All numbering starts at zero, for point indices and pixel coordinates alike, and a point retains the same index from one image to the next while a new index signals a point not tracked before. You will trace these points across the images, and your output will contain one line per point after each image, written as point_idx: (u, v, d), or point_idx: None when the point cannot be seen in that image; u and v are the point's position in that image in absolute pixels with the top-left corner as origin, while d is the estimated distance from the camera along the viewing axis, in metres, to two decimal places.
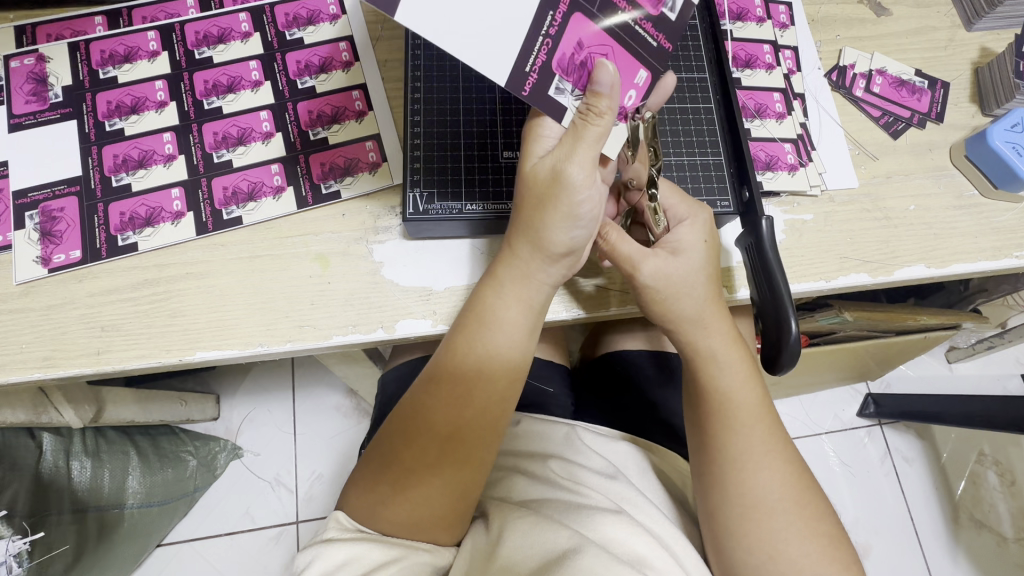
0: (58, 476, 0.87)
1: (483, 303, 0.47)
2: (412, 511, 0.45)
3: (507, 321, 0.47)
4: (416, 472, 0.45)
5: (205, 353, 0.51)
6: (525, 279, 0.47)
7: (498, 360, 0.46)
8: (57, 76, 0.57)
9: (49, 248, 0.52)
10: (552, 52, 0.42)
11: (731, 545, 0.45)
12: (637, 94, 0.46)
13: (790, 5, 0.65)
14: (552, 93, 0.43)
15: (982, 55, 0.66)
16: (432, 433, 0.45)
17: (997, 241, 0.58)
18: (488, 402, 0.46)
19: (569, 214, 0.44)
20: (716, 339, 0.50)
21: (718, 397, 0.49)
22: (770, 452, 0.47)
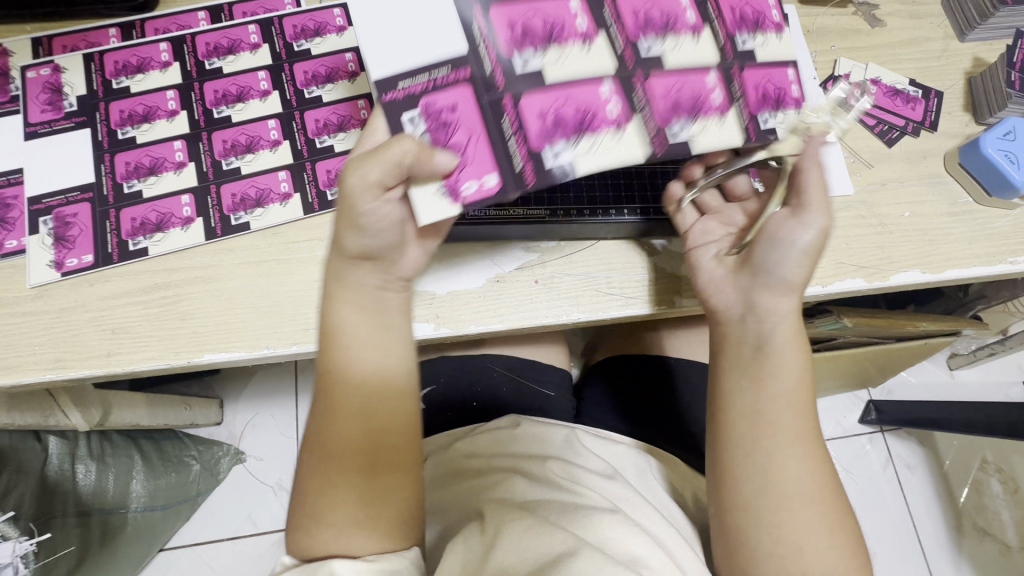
0: (64, 479, 0.87)
1: (328, 316, 0.48)
2: (342, 528, 0.47)
3: (352, 332, 0.48)
4: (336, 493, 0.47)
5: (212, 355, 0.52)
6: (344, 287, 0.47)
7: (380, 374, 0.49)
8: (72, 85, 0.59)
9: (62, 253, 0.54)
10: (429, 91, 0.42)
11: (752, 540, 0.46)
12: (476, 193, 0.42)
13: (786, 16, 0.67)
14: (404, 122, 0.42)
15: (976, 65, 0.67)
16: (349, 452, 0.47)
17: (991, 247, 0.59)
18: (382, 406, 0.49)
19: (368, 227, 0.43)
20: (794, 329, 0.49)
21: (794, 390, 0.48)
22: (794, 444, 0.47)
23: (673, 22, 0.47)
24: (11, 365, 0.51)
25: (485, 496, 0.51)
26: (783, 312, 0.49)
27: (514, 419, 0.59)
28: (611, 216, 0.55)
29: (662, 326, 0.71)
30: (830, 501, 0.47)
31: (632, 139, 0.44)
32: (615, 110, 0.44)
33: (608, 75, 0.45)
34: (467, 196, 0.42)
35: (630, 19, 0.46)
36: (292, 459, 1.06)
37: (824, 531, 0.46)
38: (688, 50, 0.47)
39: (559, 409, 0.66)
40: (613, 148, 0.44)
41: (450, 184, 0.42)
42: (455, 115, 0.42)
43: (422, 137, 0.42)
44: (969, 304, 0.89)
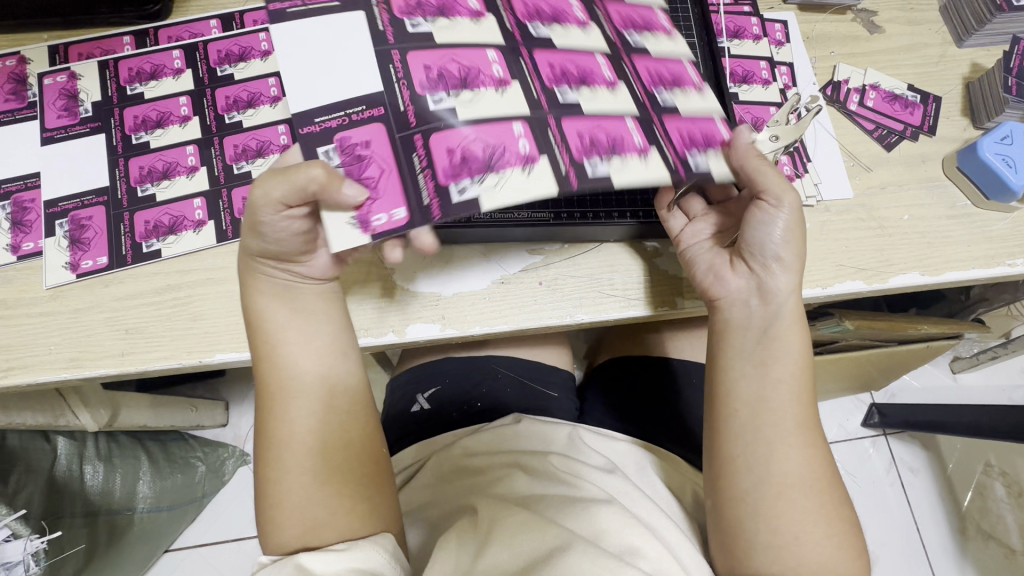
0: (72, 480, 0.89)
1: (254, 316, 0.50)
2: (305, 520, 0.48)
3: (281, 330, 0.50)
4: (287, 491, 0.48)
5: (224, 355, 0.53)
6: (274, 292, 0.50)
7: (311, 366, 0.50)
8: (87, 92, 0.60)
9: (78, 254, 0.55)
10: (346, 128, 0.44)
11: (750, 528, 0.47)
12: (386, 224, 0.42)
13: (786, 23, 0.68)
14: (320, 155, 0.44)
15: (973, 70, 0.68)
16: (292, 445, 0.49)
17: (990, 250, 0.60)
18: (334, 402, 0.51)
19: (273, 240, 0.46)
20: (789, 312, 0.49)
21: (784, 371, 0.49)
22: (795, 436, 0.48)
23: (588, 79, 0.49)
24: (27, 364, 0.52)
25: (487, 492, 0.52)
26: (786, 293, 0.49)
27: (516, 416, 0.60)
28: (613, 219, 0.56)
29: (664, 328, 0.72)
30: (828, 497, 0.48)
31: (541, 167, 0.44)
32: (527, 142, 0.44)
33: (518, 113, 0.46)
34: (378, 227, 0.42)
35: (550, 72, 0.48)
36: None
37: (822, 525, 0.47)
38: (607, 98, 0.49)
39: (563, 409, 0.67)
40: (522, 181, 0.43)
41: (361, 214, 0.42)
42: (369, 149, 0.44)
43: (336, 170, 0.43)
44: (970, 307, 0.89)
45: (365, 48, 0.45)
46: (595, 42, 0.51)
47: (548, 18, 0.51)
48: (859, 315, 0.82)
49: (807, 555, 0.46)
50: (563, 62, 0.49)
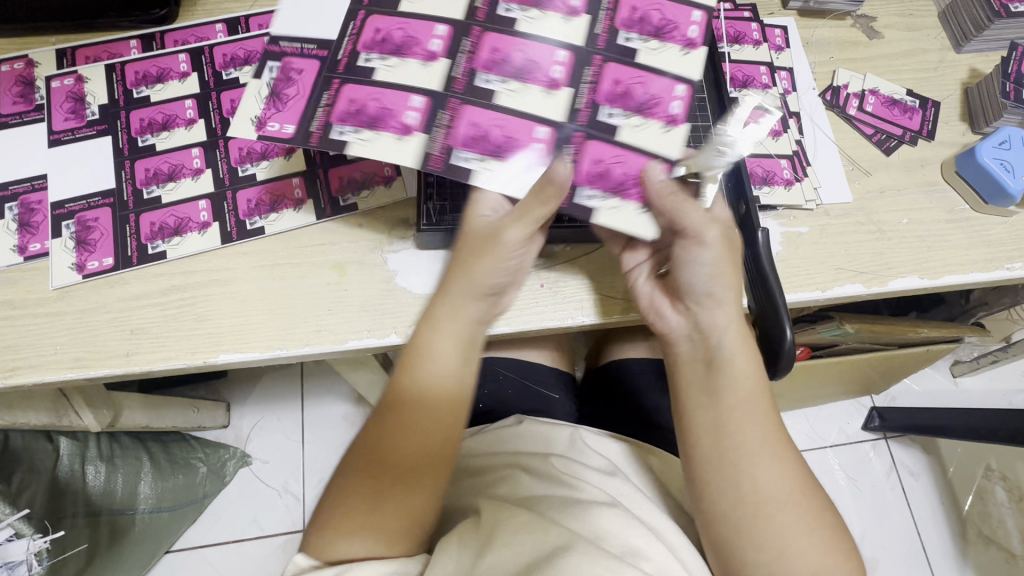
0: (75, 480, 0.89)
1: (420, 340, 0.49)
2: (363, 536, 0.45)
3: (443, 353, 0.49)
4: (363, 503, 0.46)
5: (228, 356, 0.54)
6: (455, 313, 0.50)
7: (438, 388, 0.48)
8: (94, 95, 0.61)
9: (83, 255, 0.56)
10: (355, 90, 0.48)
11: (738, 543, 0.46)
12: (474, 157, 0.47)
13: (786, 28, 0.69)
14: (337, 135, 0.46)
15: (972, 76, 0.69)
16: (382, 462, 0.47)
17: (988, 254, 0.60)
18: (425, 424, 0.48)
19: (489, 267, 0.49)
20: (727, 330, 0.48)
21: (728, 386, 0.48)
22: (759, 451, 0.47)
23: (648, 102, 0.50)
24: (32, 364, 0.52)
25: (487, 494, 0.53)
26: (726, 322, 0.48)
27: (518, 417, 0.61)
28: None
29: None
30: (828, 501, 0.48)
31: (641, 137, 0.49)
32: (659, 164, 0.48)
33: (553, 118, 0.49)
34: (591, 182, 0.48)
35: (604, 83, 0.50)
36: (298, 462, 1.07)
37: (815, 528, 0.46)
38: (655, 130, 0.49)
39: (564, 412, 0.67)
40: (513, 176, 0.47)
41: (445, 147, 0.47)
42: (381, 100, 0.47)
43: (359, 134, 0.46)
44: (970, 311, 0.89)
45: (427, 78, 0.49)
46: (671, 64, 0.50)
47: (619, 27, 0.51)
48: (859, 319, 0.82)
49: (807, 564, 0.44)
50: (616, 75, 0.50)
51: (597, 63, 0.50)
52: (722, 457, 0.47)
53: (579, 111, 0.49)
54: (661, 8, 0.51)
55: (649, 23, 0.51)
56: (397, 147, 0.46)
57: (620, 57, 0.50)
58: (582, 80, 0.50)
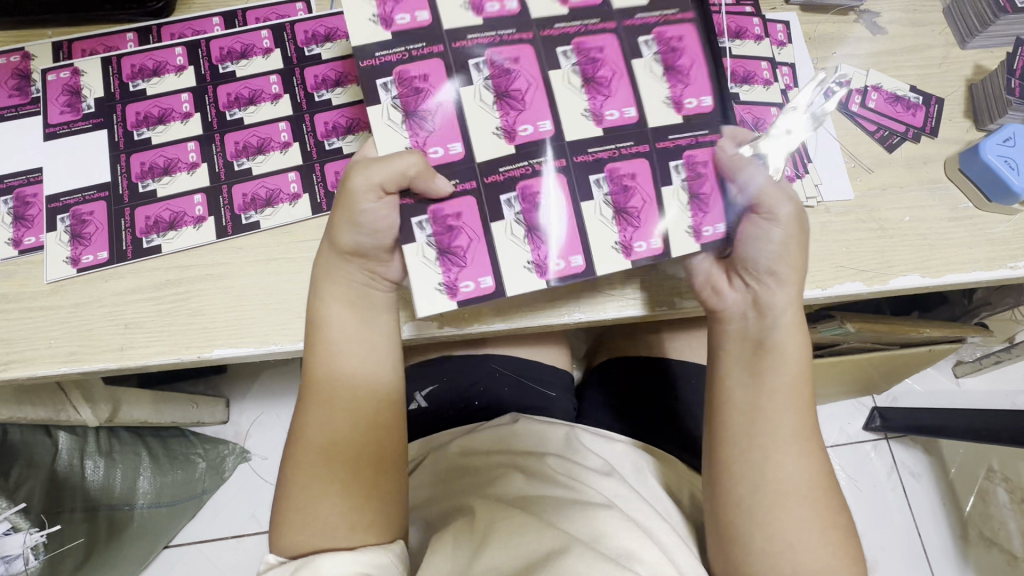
0: (73, 475, 0.89)
1: (320, 330, 0.50)
2: (315, 526, 0.48)
3: (343, 340, 0.50)
4: (309, 494, 0.48)
5: (223, 351, 0.53)
6: (338, 280, 0.50)
7: (350, 378, 0.50)
8: (90, 88, 0.61)
9: (78, 249, 0.55)
10: (404, 62, 0.46)
11: (744, 533, 0.47)
12: (442, 158, 0.46)
13: (788, 24, 0.68)
14: (377, 85, 0.46)
15: (977, 73, 0.68)
16: (311, 452, 0.49)
17: (992, 252, 0.59)
18: (341, 410, 0.50)
19: (357, 223, 0.46)
20: (782, 316, 0.49)
21: (772, 372, 0.49)
22: (790, 443, 0.48)
23: (544, 239, 0.47)
24: (26, 358, 0.52)
25: (481, 492, 0.52)
26: (783, 305, 0.49)
27: (514, 416, 0.61)
28: None
29: (664, 328, 0.72)
30: (826, 503, 0.48)
31: (502, 240, 0.46)
32: (479, 289, 0.46)
33: (472, 150, 0.47)
34: (462, 294, 0.46)
35: (525, 200, 0.47)
36: None
37: (827, 529, 0.47)
38: (519, 258, 0.46)
39: (561, 410, 0.67)
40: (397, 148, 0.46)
41: (416, 143, 0.46)
42: (427, 84, 0.46)
43: (395, 101, 0.46)
44: (973, 311, 0.89)
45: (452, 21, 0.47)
46: (596, 237, 0.47)
47: (604, 170, 0.48)
48: (861, 317, 0.81)
49: (810, 560, 0.46)
50: (547, 198, 0.47)
51: (522, 187, 0.47)
52: (754, 442, 0.48)
53: (494, 191, 0.47)
54: (646, 206, 0.48)
55: (635, 195, 0.48)
56: (394, 134, 0.46)
57: (574, 189, 0.47)
58: (495, 202, 0.47)
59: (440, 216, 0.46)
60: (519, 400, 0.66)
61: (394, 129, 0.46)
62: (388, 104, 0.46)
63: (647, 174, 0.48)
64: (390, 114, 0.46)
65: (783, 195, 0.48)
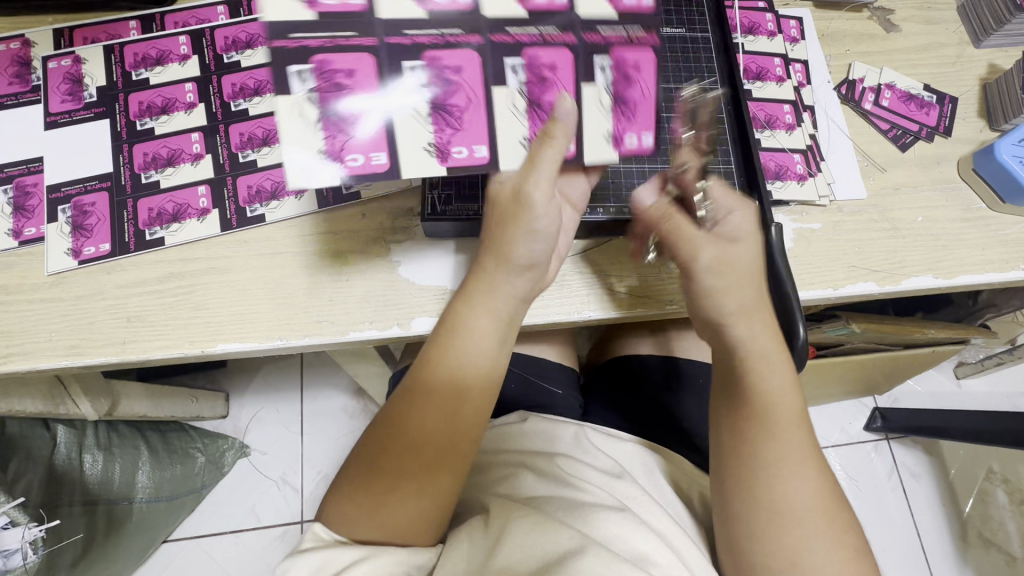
0: (71, 469, 0.88)
1: (457, 318, 0.49)
2: (390, 518, 0.46)
3: (479, 333, 0.49)
4: (387, 483, 0.46)
5: (226, 345, 0.52)
6: (493, 291, 0.49)
7: (475, 375, 0.48)
8: (92, 76, 0.59)
9: (80, 241, 0.54)
10: (327, 50, 0.42)
11: (757, 551, 0.45)
12: (464, 159, 0.46)
13: (801, 20, 0.67)
14: (289, 73, 0.42)
15: (991, 72, 0.67)
16: (403, 444, 0.47)
17: (1004, 254, 0.59)
18: (458, 412, 0.48)
19: (541, 223, 0.48)
20: (765, 339, 0.49)
21: (762, 398, 0.48)
22: (796, 459, 0.47)
23: (449, 120, 0.45)
24: (26, 351, 0.51)
25: (492, 492, 0.53)
26: (761, 336, 0.49)
27: (522, 415, 0.60)
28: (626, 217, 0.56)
29: (670, 326, 0.72)
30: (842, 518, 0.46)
31: (402, 116, 0.44)
32: (368, 164, 0.44)
33: (396, 161, 0.45)
34: (349, 168, 0.44)
35: (433, 74, 0.45)
36: (296, 455, 1.06)
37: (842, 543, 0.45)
38: (420, 139, 0.45)
39: (567, 408, 0.66)
40: (304, 147, 0.43)
41: (332, 150, 0.43)
42: (350, 81, 0.43)
43: (311, 94, 0.43)
44: (978, 312, 0.88)
45: None
46: (505, 129, 0.47)
47: (522, 56, 0.46)
48: (868, 318, 0.81)
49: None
50: (461, 72, 0.45)
51: (428, 59, 0.45)
52: (744, 464, 0.47)
53: (397, 55, 0.44)
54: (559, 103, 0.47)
55: (549, 90, 0.47)
56: (306, 134, 0.43)
57: (488, 72, 0.46)
58: (395, 66, 0.44)
59: (327, 82, 0.43)
60: (525, 398, 0.65)
61: (311, 130, 0.43)
62: (302, 98, 0.43)
63: (568, 67, 0.47)
64: (303, 108, 0.43)
65: (706, 240, 0.51)
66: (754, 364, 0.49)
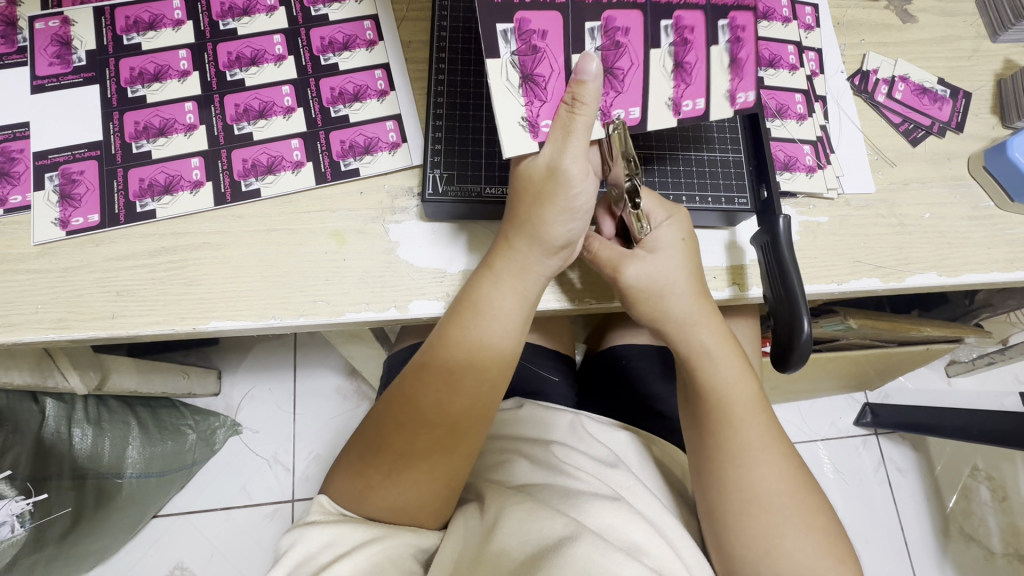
0: (60, 442, 0.85)
1: (479, 293, 0.48)
2: (403, 496, 0.46)
3: (501, 310, 0.48)
4: (401, 461, 0.46)
5: (218, 323, 0.51)
6: (523, 270, 0.48)
7: (496, 349, 0.48)
8: (81, 39, 0.57)
9: (67, 210, 0.53)
10: (526, 7, 0.43)
11: (736, 543, 0.45)
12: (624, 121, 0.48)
13: (817, 7, 0.65)
14: (497, 32, 0.43)
15: (1006, 67, 0.66)
16: (430, 421, 0.47)
17: (1009, 253, 0.58)
18: (484, 390, 0.48)
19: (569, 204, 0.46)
20: (707, 335, 0.50)
21: (714, 392, 0.49)
22: (770, 450, 0.47)
23: (616, 83, 0.47)
24: (11, 322, 0.50)
25: (485, 478, 0.52)
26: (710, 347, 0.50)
27: (519, 401, 0.60)
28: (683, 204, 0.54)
29: None
30: (826, 514, 0.46)
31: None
32: None
33: None
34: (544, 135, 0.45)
35: (606, 35, 0.46)
36: (288, 434, 1.06)
37: (822, 533, 0.45)
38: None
39: (561, 396, 0.66)
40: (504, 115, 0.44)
41: (530, 118, 0.45)
42: (545, 42, 0.44)
43: (513, 56, 0.43)
44: (974, 312, 0.88)
45: None
46: (654, 90, 0.48)
47: (672, 16, 0.47)
48: (865, 314, 0.80)
49: (804, 571, 0.44)
50: (630, 34, 0.46)
51: (605, 19, 0.45)
52: (713, 460, 0.48)
53: (580, 16, 0.45)
54: (699, 64, 0.48)
55: (691, 51, 0.48)
56: (510, 98, 0.44)
57: (647, 34, 0.47)
58: (580, 29, 0.45)
59: (529, 38, 0.43)
60: (520, 384, 0.65)
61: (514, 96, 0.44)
62: (507, 61, 0.43)
63: (703, 33, 0.48)
64: (508, 73, 0.44)
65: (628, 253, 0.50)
66: (693, 359, 0.50)
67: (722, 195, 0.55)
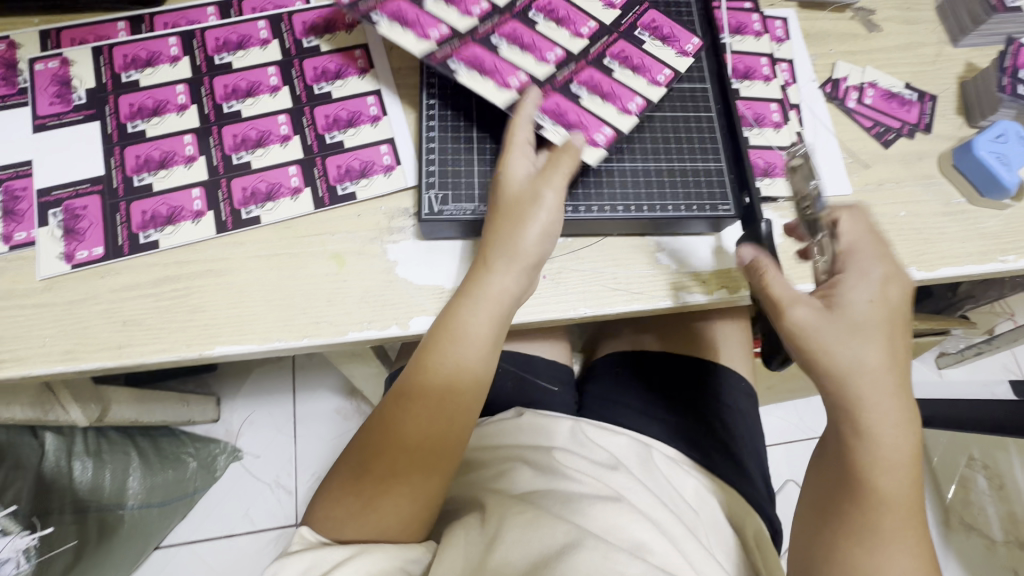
0: (60, 476, 0.85)
1: (455, 317, 0.49)
2: (382, 518, 0.47)
3: (475, 335, 0.49)
4: (383, 483, 0.47)
5: (224, 348, 0.52)
6: (492, 292, 0.49)
7: (469, 373, 0.49)
8: (80, 78, 0.59)
9: (72, 245, 0.54)
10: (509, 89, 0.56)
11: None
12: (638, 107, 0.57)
13: (786, 20, 0.69)
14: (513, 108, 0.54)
15: (969, 70, 0.70)
16: (406, 442, 0.48)
17: (982, 246, 0.61)
18: (458, 413, 0.49)
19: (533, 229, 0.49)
20: (884, 389, 0.45)
21: (881, 448, 0.45)
22: (900, 505, 0.45)
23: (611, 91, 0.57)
24: (19, 357, 0.51)
25: (485, 488, 0.53)
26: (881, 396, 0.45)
27: (519, 411, 0.62)
28: (671, 213, 0.56)
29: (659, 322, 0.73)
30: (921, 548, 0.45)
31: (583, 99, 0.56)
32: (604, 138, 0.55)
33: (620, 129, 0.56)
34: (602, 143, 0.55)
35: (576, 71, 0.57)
36: (289, 457, 1.06)
37: None
38: (608, 110, 0.56)
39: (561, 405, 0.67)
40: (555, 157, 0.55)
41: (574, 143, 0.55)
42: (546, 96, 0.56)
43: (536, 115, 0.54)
44: (958, 304, 0.91)
45: None
46: (633, 83, 0.58)
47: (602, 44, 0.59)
48: None
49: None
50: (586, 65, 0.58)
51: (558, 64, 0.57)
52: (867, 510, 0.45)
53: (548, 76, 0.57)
54: (644, 58, 0.59)
55: (632, 56, 0.59)
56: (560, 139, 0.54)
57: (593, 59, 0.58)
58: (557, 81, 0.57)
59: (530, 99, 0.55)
60: (521, 397, 0.66)
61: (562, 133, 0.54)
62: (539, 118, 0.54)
63: (631, 46, 0.60)
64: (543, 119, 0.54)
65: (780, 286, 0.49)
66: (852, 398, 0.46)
67: (706, 203, 0.57)
